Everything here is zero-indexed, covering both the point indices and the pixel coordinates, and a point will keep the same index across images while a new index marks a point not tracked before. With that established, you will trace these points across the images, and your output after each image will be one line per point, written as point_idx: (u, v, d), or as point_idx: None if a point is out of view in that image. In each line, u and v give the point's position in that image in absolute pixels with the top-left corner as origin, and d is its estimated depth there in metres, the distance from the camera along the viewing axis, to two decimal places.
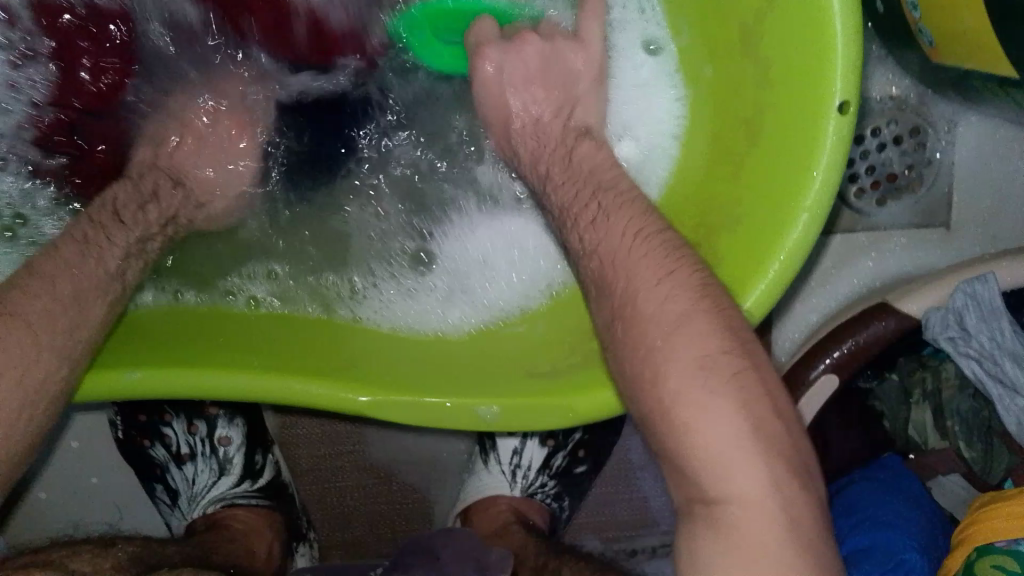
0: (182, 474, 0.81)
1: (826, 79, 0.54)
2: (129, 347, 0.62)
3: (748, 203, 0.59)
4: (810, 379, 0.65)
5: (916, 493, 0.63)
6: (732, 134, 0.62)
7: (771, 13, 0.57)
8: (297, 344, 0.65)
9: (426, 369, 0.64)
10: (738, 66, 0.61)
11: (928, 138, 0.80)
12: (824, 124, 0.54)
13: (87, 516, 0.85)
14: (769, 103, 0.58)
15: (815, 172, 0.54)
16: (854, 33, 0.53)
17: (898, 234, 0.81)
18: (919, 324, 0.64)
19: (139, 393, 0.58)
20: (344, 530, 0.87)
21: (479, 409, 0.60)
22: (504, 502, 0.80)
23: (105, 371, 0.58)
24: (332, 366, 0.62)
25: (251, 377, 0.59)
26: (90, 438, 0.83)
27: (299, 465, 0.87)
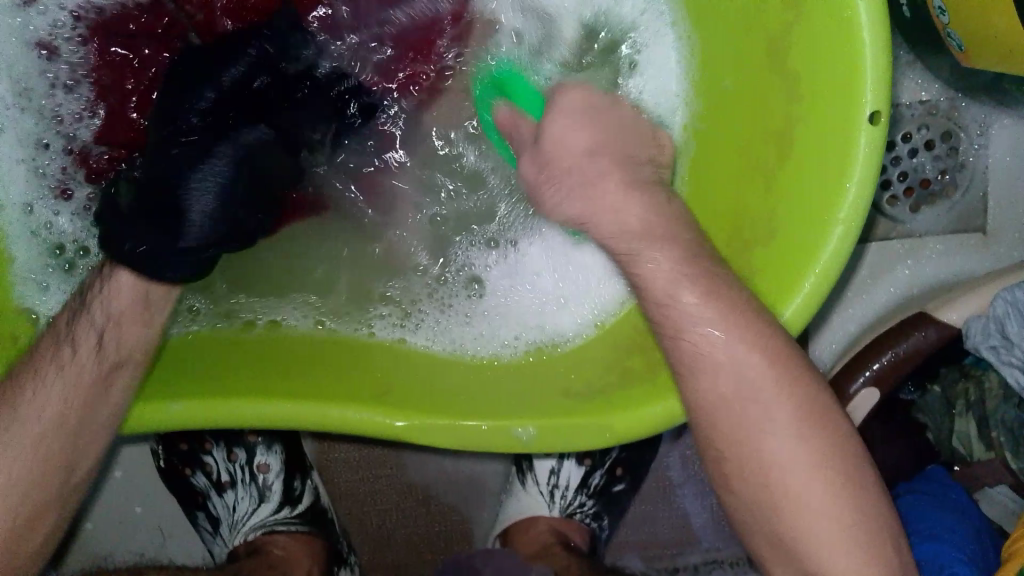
0: (223, 501, 0.81)
1: (856, 90, 0.54)
2: (173, 380, 0.63)
3: (779, 216, 0.58)
4: (851, 392, 0.65)
5: (962, 504, 0.62)
6: (755, 148, 0.61)
7: (797, 25, 0.57)
8: (338, 371, 0.65)
9: (460, 388, 0.65)
10: (761, 80, 0.61)
11: (960, 143, 0.79)
12: (855, 136, 0.54)
13: (134, 548, 0.86)
14: (797, 116, 0.58)
15: (849, 185, 0.54)
16: (884, 44, 0.53)
17: (935, 240, 0.79)
18: (960, 332, 0.63)
19: (177, 423, 0.59)
20: (385, 553, 0.88)
21: (515, 431, 0.60)
22: (543, 522, 0.81)
23: (148, 405, 0.59)
24: (370, 390, 0.63)
25: (290, 402, 0.60)
26: (134, 469, 0.84)
27: (337, 487, 0.87)
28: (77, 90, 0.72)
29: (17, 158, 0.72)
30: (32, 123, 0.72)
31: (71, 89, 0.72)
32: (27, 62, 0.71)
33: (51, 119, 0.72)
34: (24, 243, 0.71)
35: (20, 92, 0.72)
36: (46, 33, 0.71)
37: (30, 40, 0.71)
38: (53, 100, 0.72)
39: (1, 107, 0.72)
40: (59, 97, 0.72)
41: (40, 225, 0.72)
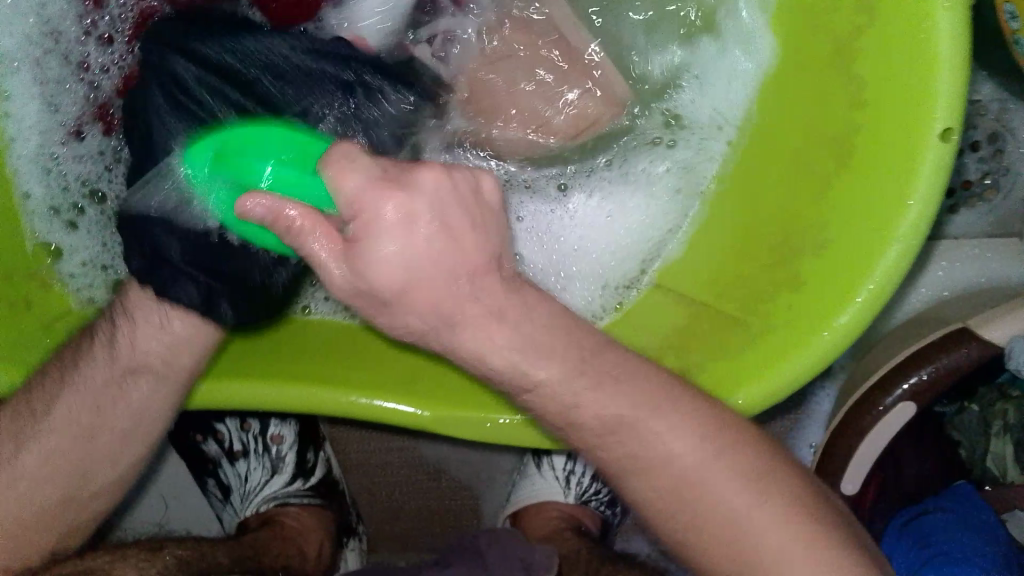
0: (235, 470, 0.80)
1: (927, 104, 0.51)
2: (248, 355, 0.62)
3: (832, 226, 0.56)
4: (883, 407, 0.63)
5: (989, 524, 0.61)
6: (812, 149, 0.58)
7: (872, 30, 0.53)
8: (390, 353, 0.64)
9: (488, 380, 0.63)
10: (823, 79, 0.58)
11: (1008, 145, 0.76)
12: (922, 149, 0.51)
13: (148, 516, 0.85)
14: (860, 121, 0.55)
15: (911, 200, 0.51)
16: (964, 56, 0.50)
17: (970, 242, 0.79)
18: (1002, 351, 0.61)
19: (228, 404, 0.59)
20: (393, 523, 0.88)
21: (543, 428, 0.58)
22: (553, 507, 0.80)
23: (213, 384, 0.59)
24: (384, 376, 0.61)
25: (303, 387, 0.58)
26: None
27: (350, 457, 0.87)
28: (113, 42, 0.70)
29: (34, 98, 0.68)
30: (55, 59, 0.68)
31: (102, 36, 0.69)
32: (64, 5, 0.68)
33: (79, 66, 0.69)
34: (31, 177, 0.67)
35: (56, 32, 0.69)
36: None
37: None
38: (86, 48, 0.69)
39: (31, 46, 0.68)
40: (91, 46, 0.69)
41: (50, 161, 0.68)
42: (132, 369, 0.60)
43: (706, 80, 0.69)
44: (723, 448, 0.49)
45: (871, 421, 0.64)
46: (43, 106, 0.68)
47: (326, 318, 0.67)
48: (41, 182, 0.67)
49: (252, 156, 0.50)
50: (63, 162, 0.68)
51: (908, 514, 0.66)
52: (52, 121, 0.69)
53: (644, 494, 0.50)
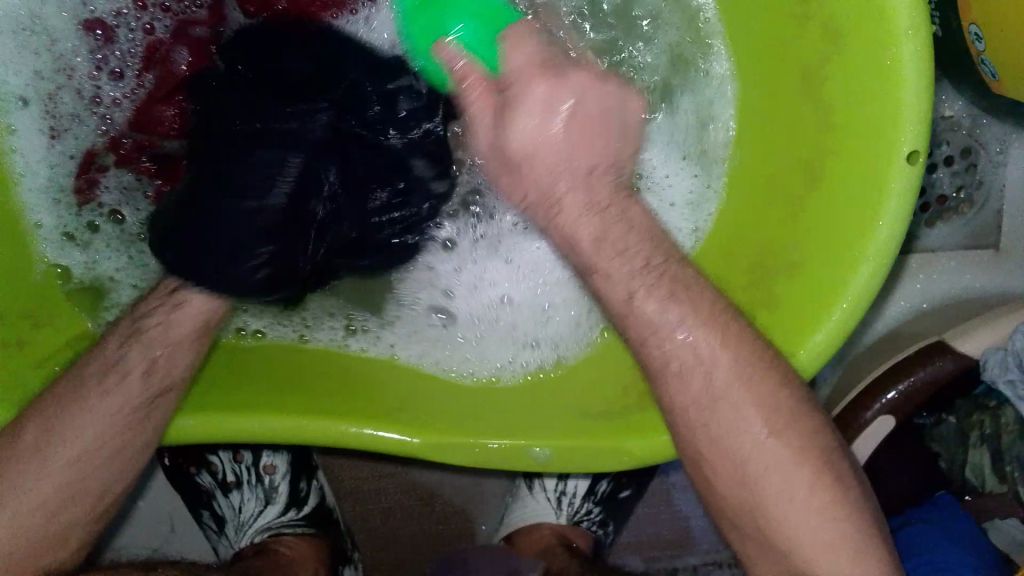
0: (229, 501, 0.81)
1: (893, 128, 0.52)
2: (223, 385, 0.62)
3: (806, 247, 0.57)
4: (865, 419, 0.65)
5: (972, 534, 0.62)
6: (786, 172, 0.60)
7: (837, 57, 0.55)
8: (357, 385, 0.64)
9: (475, 407, 0.64)
10: (795, 105, 0.59)
11: (979, 160, 0.78)
12: (890, 172, 0.53)
13: (147, 543, 0.86)
14: (831, 145, 0.56)
15: (882, 221, 0.53)
16: (926, 81, 0.51)
17: (949, 255, 0.79)
18: (978, 364, 0.63)
19: (199, 437, 0.58)
20: (388, 548, 0.88)
21: (530, 450, 0.59)
22: (547, 527, 0.81)
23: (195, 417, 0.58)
24: (378, 403, 0.62)
25: (299, 417, 0.59)
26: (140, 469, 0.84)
27: (344, 484, 0.87)
28: (124, 76, 0.72)
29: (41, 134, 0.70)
30: (66, 92, 0.71)
31: (112, 72, 0.72)
32: (75, 42, 0.71)
33: (91, 100, 0.72)
34: (42, 211, 0.68)
35: (66, 67, 0.71)
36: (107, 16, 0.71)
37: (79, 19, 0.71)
38: (96, 80, 0.72)
39: (42, 83, 0.70)
40: (104, 81, 0.72)
41: (59, 193, 0.69)
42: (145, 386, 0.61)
43: (708, 93, 0.68)
44: (748, 371, 0.53)
45: (855, 433, 0.65)
46: (51, 137, 0.70)
47: (322, 344, 0.69)
48: (53, 206, 0.69)
49: (449, 16, 0.57)
50: (73, 192, 0.70)
51: (894, 525, 0.67)
52: (65, 155, 0.70)
53: (690, 436, 0.53)
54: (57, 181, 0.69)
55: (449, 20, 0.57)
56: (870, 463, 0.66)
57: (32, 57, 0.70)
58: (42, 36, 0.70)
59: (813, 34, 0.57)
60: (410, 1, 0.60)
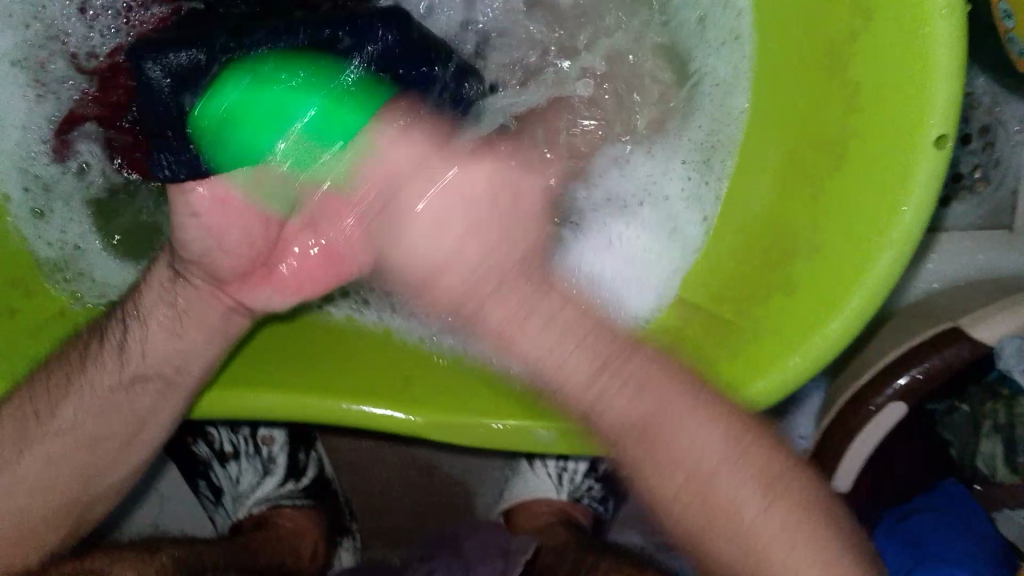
0: (226, 472, 0.80)
1: (924, 110, 0.50)
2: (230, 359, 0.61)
3: (825, 230, 0.55)
4: (873, 406, 0.64)
5: (979, 523, 0.62)
6: (808, 151, 0.58)
7: (868, 33, 0.52)
8: (360, 360, 0.63)
9: (479, 385, 0.62)
10: (820, 81, 0.57)
11: (998, 139, 0.76)
12: (917, 156, 0.50)
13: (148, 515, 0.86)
14: (855, 126, 0.54)
15: (906, 206, 0.51)
16: (959, 62, 0.49)
17: (961, 236, 0.77)
18: (992, 350, 0.61)
19: (210, 412, 0.58)
20: (385, 519, 0.88)
21: (536, 433, 0.58)
22: (547, 504, 0.80)
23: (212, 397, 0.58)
24: (380, 382, 0.61)
25: (301, 395, 0.58)
26: None
27: (342, 455, 0.87)
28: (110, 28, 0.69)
29: (24, 103, 0.70)
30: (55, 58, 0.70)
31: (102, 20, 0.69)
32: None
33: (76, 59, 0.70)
34: (17, 187, 0.69)
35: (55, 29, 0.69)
36: None
37: None
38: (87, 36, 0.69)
39: (32, 47, 0.70)
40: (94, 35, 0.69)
41: (34, 169, 0.69)
42: (140, 375, 0.58)
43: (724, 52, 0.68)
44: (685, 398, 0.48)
45: (864, 420, 0.64)
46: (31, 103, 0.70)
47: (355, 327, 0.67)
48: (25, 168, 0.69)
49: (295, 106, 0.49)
50: (47, 168, 0.70)
51: (900, 511, 0.66)
52: (47, 124, 0.70)
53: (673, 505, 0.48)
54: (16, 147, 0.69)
55: (299, 94, 0.49)
56: (878, 450, 0.65)
57: (18, 27, 0.69)
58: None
59: (842, 6, 0.54)
60: (233, 88, 0.48)
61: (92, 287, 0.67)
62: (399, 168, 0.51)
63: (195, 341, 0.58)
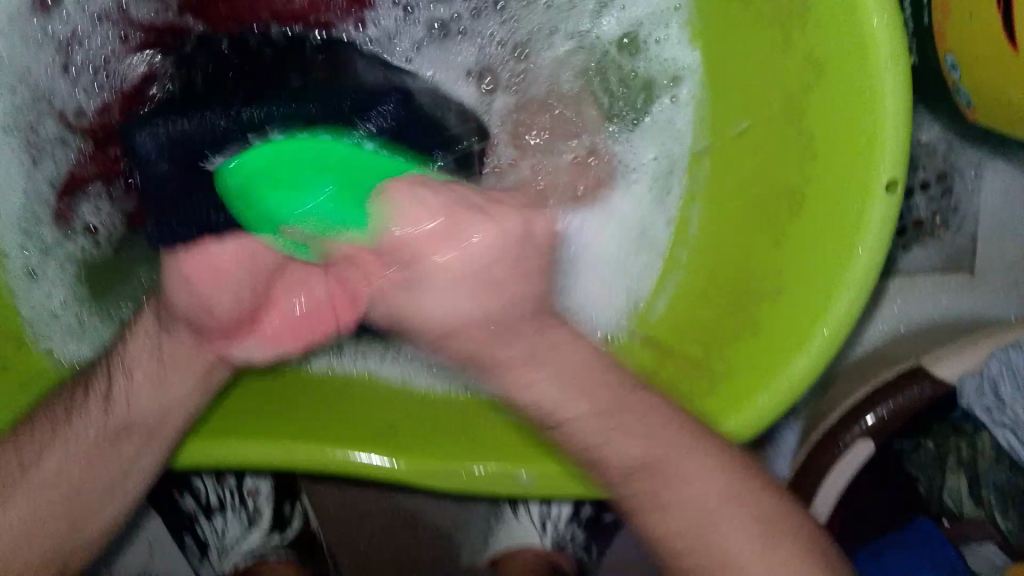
0: (212, 526, 0.81)
1: (873, 158, 0.53)
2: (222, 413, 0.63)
3: (787, 273, 0.58)
4: (844, 443, 0.65)
5: (951, 558, 0.63)
6: (770, 199, 0.61)
7: (819, 88, 0.56)
8: (343, 409, 0.65)
9: (461, 430, 0.64)
10: (779, 134, 0.60)
11: (955, 186, 0.79)
12: (869, 202, 0.54)
13: None
14: (811, 176, 0.57)
15: (861, 248, 0.54)
16: (905, 113, 0.53)
17: (926, 278, 0.80)
18: (955, 388, 0.64)
19: (198, 461, 0.60)
20: (370, 570, 0.87)
21: (517, 475, 0.59)
22: (532, 552, 0.83)
23: (203, 442, 0.60)
24: (364, 429, 0.63)
25: (287, 442, 0.59)
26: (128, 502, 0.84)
27: (328, 509, 0.85)
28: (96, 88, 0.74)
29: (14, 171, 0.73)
30: (46, 123, 0.73)
31: (86, 75, 0.73)
32: (48, 64, 0.73)
33: (62, 118, 0.73)
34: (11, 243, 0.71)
35: (43, 96, 0.73)
36: (65, 33, 0.73)
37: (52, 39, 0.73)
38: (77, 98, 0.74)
39: (23, 115, 0.73)
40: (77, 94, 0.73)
41: (31, 228, 0.72)
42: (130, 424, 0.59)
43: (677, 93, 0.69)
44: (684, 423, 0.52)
45: (835, 457, 0.65)
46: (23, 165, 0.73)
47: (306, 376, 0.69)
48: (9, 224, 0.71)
49: (272, 204, 0.50)
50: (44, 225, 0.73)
51: (874, 548, 0.67)
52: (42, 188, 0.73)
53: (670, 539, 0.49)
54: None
55: (315, 187, 0.49)
56: (851, 488, 0.67)
57: (7, 95, 0.73)
58: (16, 70, 0.73)
59: (795, 64, 0.58)
60: (255, 162, 0.52)
61: (67, 338, 0.70)
62: (424, 216, 0.45)
63: (183, 390, 0.60)
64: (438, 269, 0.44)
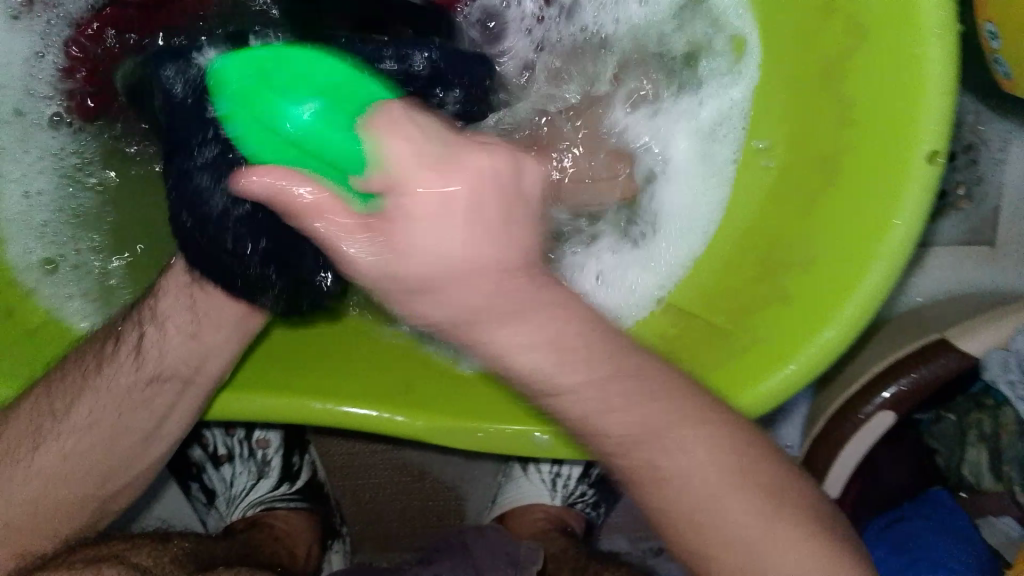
0: (220, 475, 0.80)
1: (916, 127, 0.52)
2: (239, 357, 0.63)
3: (817, 242, 0.57)
4: (862, 414, 0.65)
5: (964, 530, 0.64)
6: (805, 165, 0.60)
7: (865, 51, 0.54)
8: (358, 360, 0.64)
9: (478, 388, 0.63)
10: (818, 99, 0.59)
11: (981, 157, 0.78)
12: (908, 172, 0.52)
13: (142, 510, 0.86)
14: (849, 142, 0.56)
15: (897, 219, 0.52)
16: (952, 82, 0.51)
17: (946, 251, 0.80)
18: (978, 363, 0.63)
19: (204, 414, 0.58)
20: (376, 524, 0.89)
21: (531, 435, 0.58)
22: (541, 510, 0.81)
23: (224, 395, 0.59)
24: (378, 385, 0.61)
25: (300, 396, 0.58)
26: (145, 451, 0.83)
27: (334, 460, 0.87)
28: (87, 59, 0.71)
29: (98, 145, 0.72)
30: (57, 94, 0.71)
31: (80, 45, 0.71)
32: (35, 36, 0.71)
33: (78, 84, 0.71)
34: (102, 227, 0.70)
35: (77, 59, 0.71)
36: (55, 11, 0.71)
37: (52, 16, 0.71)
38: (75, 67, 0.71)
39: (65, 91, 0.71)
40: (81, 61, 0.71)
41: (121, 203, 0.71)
42: (157, 374, 0.60)
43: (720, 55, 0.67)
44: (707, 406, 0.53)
45: (851, 430, 0.65)
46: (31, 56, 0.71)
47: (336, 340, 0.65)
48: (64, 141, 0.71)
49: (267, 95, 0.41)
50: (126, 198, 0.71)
51: (886, 519, 0.68)
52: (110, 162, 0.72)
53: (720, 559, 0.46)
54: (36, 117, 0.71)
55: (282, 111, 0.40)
56: (864, 459, 0.67)
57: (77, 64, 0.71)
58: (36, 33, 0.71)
59: (841, 27, 0.55)
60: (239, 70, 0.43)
61: (83, 310, 0.66)
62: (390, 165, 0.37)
63: (211, 343, 0.60)
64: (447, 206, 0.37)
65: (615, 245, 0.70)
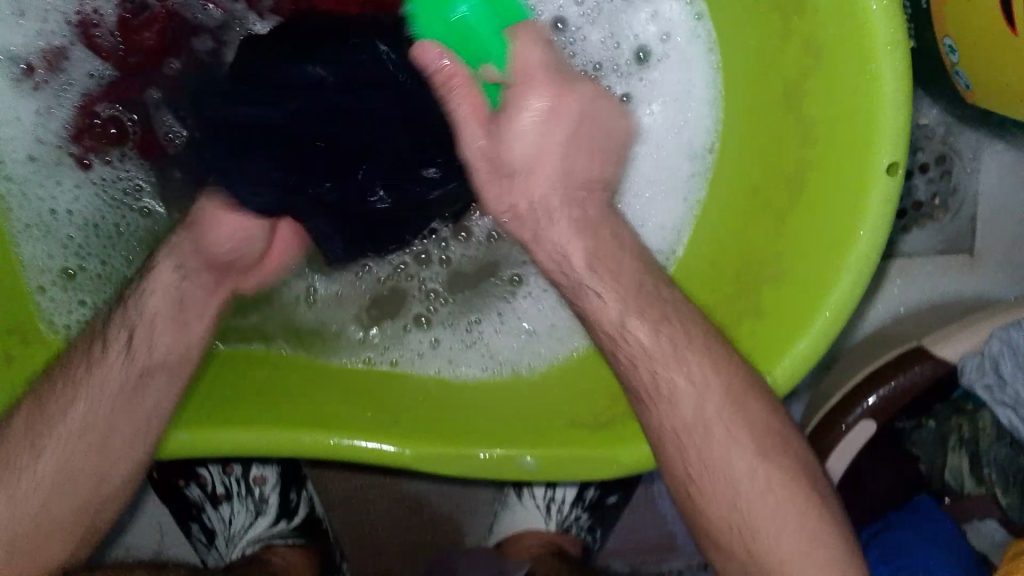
0: (219, 514, 0.81)
1: (874, 141, 0.53)
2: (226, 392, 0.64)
3: (787, 257, 0.58)
4: (846, 423, 0.66)
5: (950, 535, 0.65)
6: (770, 182, 0.61)
7: (821, 70, 0.56)
8: (345, 392, 0.65)
9: (466, 412, 0.65)
10: (780, 118, 0.60)
11: (954, 167, 0.79)
12: (870, 184, 0.53)
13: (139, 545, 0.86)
14: (811, 158, 0.57)
15: (862, 231, 0.54)
16: (904, 96, 0.52)
17: (925, 260, 0.80)
18: (957, 367, 0.64)
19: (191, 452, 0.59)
20: (377, 559, 0.89)
21: (520, 459, 0.59)
22: (536, 536, 0.81)
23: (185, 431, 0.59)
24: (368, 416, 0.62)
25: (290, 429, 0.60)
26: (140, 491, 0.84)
27: (331, 496, 0.88)
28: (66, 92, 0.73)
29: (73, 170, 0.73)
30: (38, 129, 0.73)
31: (56, 76, 0.72)
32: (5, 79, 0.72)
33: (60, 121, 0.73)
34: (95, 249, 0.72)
35: (55, 96, 0.73)
36: (31, 51, 0.72)
37: (35, 50, 0.72)
38: (51, 100, 0.73)
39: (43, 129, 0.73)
40: (62, 98, 0.73)
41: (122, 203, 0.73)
42: None
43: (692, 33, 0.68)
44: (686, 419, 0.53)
45: (836, 438, 0.66)
46: (41, 115, 0.73)
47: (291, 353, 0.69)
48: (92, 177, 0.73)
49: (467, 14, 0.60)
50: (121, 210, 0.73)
51: (874, 528, 0.68)
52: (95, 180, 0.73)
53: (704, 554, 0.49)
54: (55, 161, 0.73)
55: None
56: (851, 468, 0.67)
57: (53, 101, 0.73)
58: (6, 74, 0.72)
59: (796, 47, 0.57)
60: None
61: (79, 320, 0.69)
62: (529, 67, 0.60)
63: None
64: (533, 123, 0.60)
65: (455, 317, 0.72)
